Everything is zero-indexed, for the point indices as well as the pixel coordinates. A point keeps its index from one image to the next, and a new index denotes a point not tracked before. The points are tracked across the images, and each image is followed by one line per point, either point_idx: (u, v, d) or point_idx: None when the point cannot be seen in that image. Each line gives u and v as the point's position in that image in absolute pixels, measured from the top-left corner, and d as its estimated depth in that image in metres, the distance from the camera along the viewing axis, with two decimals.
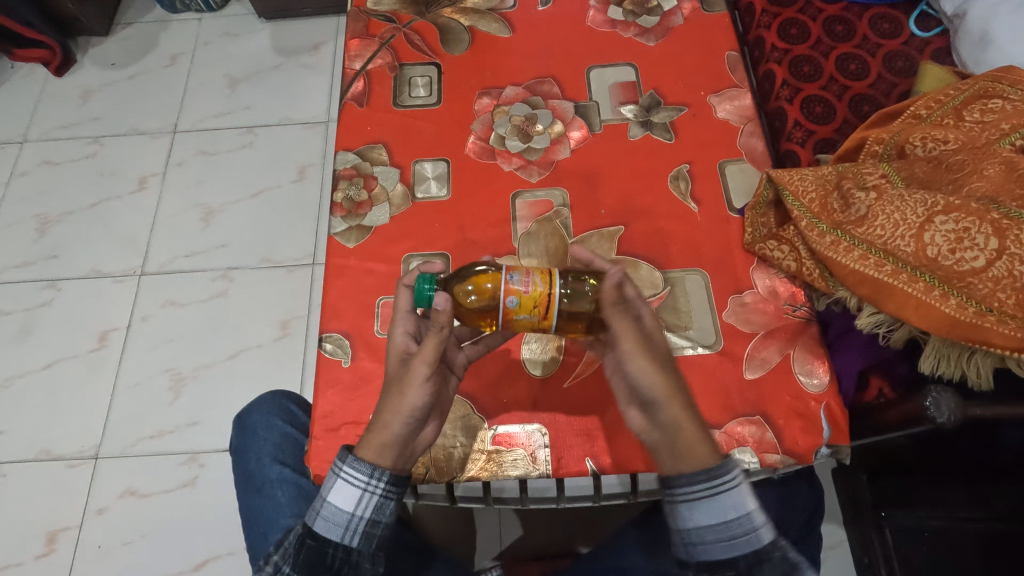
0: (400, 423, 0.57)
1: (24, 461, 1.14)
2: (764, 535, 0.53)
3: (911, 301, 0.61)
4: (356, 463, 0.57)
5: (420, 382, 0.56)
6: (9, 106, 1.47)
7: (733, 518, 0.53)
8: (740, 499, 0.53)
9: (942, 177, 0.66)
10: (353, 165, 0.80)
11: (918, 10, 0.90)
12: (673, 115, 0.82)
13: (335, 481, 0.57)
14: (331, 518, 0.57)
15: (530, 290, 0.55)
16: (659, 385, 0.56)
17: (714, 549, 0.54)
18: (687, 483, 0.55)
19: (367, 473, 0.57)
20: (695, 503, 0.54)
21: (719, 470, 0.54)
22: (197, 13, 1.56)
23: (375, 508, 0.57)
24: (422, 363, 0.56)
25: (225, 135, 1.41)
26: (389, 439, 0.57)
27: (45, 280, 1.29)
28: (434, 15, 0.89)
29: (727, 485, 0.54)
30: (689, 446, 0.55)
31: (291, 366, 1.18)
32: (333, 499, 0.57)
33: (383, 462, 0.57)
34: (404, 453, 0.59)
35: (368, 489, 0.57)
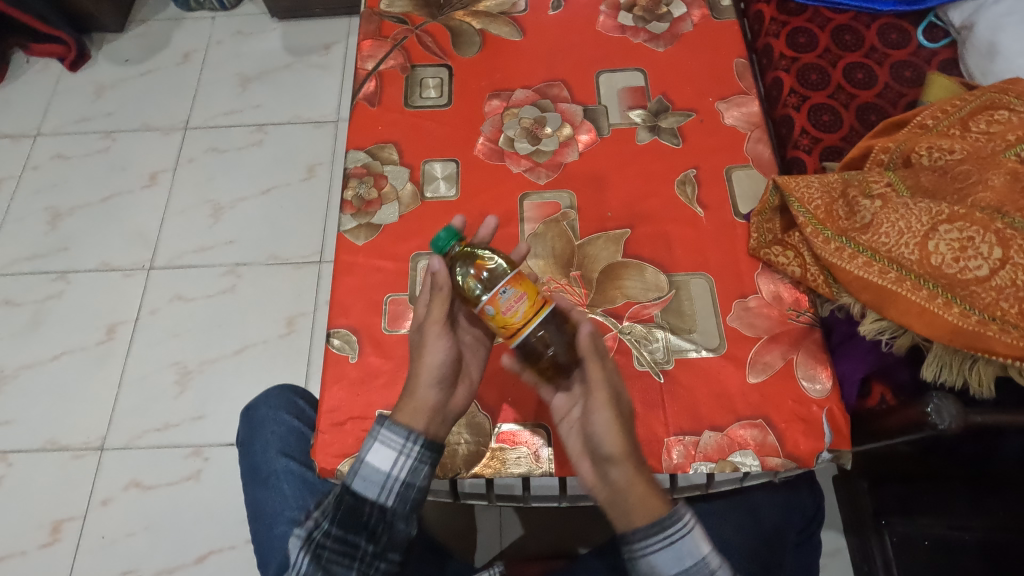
0: (428, 387, 0.60)
1: (30, 451, 1.15)
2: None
3: (914, 308, 0.62)
4: (392, 426, 0.59)
5: (434, 340, 0.60)
6: (24, 100, 1.49)
7: (690, 565, 0.53)
8: (695, 545, 0.53)
9: (948, 186, 0.66)
10: (363, 163, 0.81)
11: (926, 21, 0.90)
12: (680, 121, 0.82)
13: (373, 442, 0.59)
14: (369, 477, 0.58)
15: (509, 312, 0.56)
16: (619, 440, 0.56)
17: None
18: (641, 537, 0.53)
19: (403, 436, 0.58)
20: (653, 555, 0.53)
21: (671, 521, 0.53)
22: (211, 12, 1.58)
23: (409, 470, 0.59)
24: (434, 325, 0.61)
25: (236, 133, 1.43)
26: (422, 406, 0.59)
27: (55, 272, 1.30)
28: (446, 18, 0.90)
29: (681, 533, 0.53)
30: (641, 501, 0.54)
31: (297, 362, 1.19)
32: (370, 459, 0.58)
33: (419, 425, 0.59)
34: (438, 419, 0.60)
35: (403, 451, 0.58)
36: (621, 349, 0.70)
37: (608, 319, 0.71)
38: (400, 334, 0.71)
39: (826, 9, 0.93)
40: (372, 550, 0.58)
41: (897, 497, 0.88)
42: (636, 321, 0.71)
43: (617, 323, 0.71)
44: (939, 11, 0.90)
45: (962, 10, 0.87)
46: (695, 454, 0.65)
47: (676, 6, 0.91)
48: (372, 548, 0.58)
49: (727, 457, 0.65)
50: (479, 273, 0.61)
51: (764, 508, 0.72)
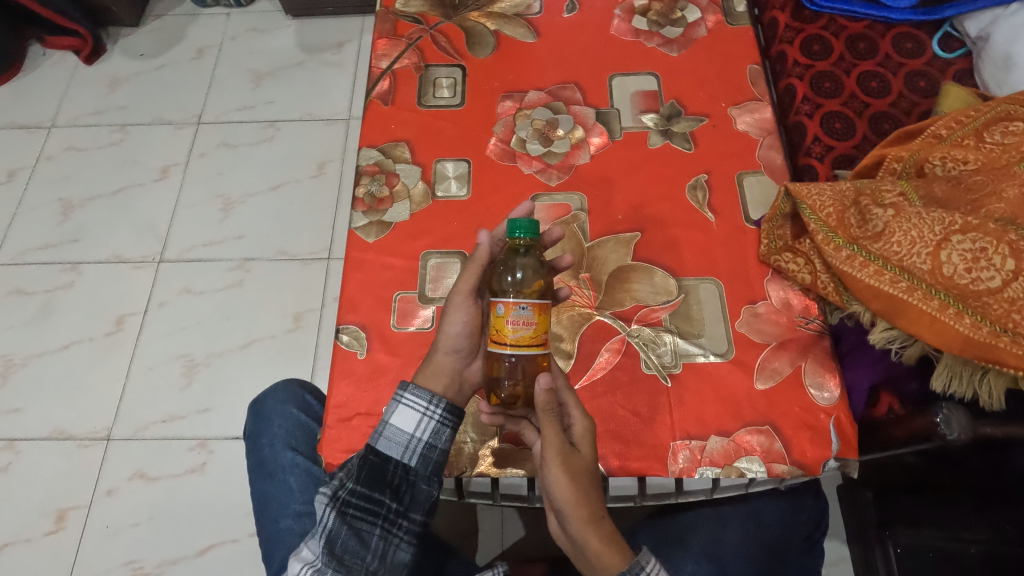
0: (445, 355, 0.65)
1: (37, 440, 1.16)
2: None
3: (925, 318, 0.62)
4: (417, 390, 0.63)
5: (460, 311, 0.64)
6: (39, 91, 1.50)
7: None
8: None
9: (962, 196, 0.66)
10: (376, 161, 0.82)
11: (941, 31, 0.90)
12: (692, 126, 0.83)
13: (397, 406, 0.63)
14: (394, 437, 0.62)
15: (511, 325, 0.55)
16: (570, 494, 0.56)
17: None
18: None
19: (427, 399, 0.63)
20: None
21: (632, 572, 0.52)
22: (226, 8, 1.59)
23: (432, 432, 0.63)
24: (459, 294, 0.64)
25: (248, 128, 1.44)
26: (440, 369, 0.65)
27: (66, 262, 1.31)
28: (461, 18, 0.91)
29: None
30: (600, 557, 0.55)
31: (303, 358, 1.20)
32: (395, 421, 0.62)
33: (439, 390, 0.64)
34: (455, 386, 0.65)
35: (427, 413, 0.63)
36: (629, 352, 0.70)
37: (616, 322, 0.71)
38: (409, 331, 0.72)
39: (842, 17, 0.93)
40: (397, 508, 0.61)
41: (904, 509, 0.87)
42: (645, 324, 0.71)
43: (624, 326, 0.71)
44: (954, 21, 0.90)
45: (978, 20, 0.87)
46: (700, 459, 0.65)
47: (690, 10, 0.91)
48: (396, 506, 0.61)
49: (733, 462, 0.65)
50: (515, 275, 0.63)
51: (768, 515, 0.72)
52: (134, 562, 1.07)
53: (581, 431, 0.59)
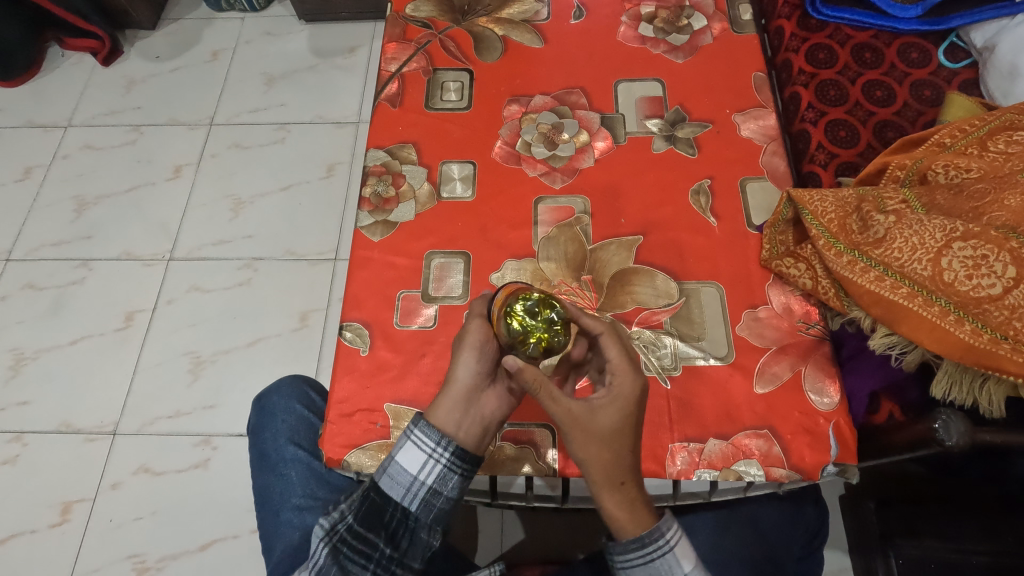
0: (468, 368, 0.60)
1: (44, 432, 1.18)
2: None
3: (924, 324, 0.62)
4: (427, 428, 0.60)
5: (478, 329, 0.61)
6: (58, 91, 1.53)
7: None
8: (677, 563, 0.55)
9: (964, 204, 0.66)
10: (382, 162, 0.83)
11: (948, 41, 0.91)
12: (696, 131, 0.83)
13: (405, 443, 0.61)
14: (396, 477, 0.60)
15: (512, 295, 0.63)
16: (585, 457, 0.55)
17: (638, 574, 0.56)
18: (621, 551, 0.56)
19: (435, 440, 0.60)
20: (632, 568, 0.56)
21: (650, 538, 0.55)
22: (241, 12, 1.62)
23: (437, 477, 0.60)
24: (475, 317, 0.62)
25: (259, 130, 1.46)
26: (455, 393, 0.60)
27: (79, 259, 1.34)
28: (470, 24, 0.92)
29: (661, 551, 0.55)
30: (614, 519, 0.56)
31: (308, 357, 1.21)
32: (400, 459, 0.60)
33: (451, 429, 0.60)
34: (469, 411, 0.61)
35: (433, 456, 0.60)
36: None
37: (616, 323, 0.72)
38: (411, 329, 0.72)
39: (847, 26, 0.94)
40: (392, 553, 0.60)
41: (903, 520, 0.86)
42: (645, 327, 0.71)
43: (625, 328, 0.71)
44: (960, 32, 0.90)
45: (984, 31, 0.87)
46: (699, 461, 0.65)
47: (696, 19, 0.92)
48: (392, 551, 0.60)
49: (731, 465, 0.65)
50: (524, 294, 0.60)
51: (766, 519, 0.72)
52: (136, 556, 1.08)
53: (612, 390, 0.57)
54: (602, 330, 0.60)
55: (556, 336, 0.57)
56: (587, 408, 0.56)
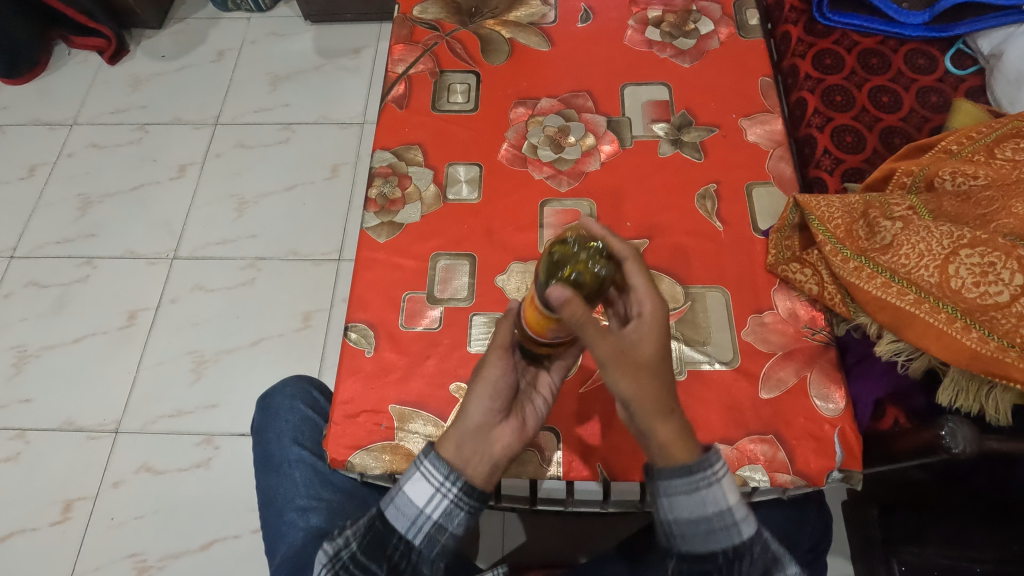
0: (480, 405, 0.59)
1: (46, 430, 1.18)
2: (744, 529, 0.53)
3: (931, 331, 0.62)
4: (436, 460, 0.57)
5: (497, 361, 0.60)
6: (63, 89, 1.54)
7: (712, 513, 0.53)
8: (721, 495, 0.53)
9: (971, 212, 0.66)
10: (389, 163, 0.83)
11: (955, 48, 0.91)
12: (703, 136, 0.83)
13: (413, 472, 0.57)
14: (402, 508, 0.57)
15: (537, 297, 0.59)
16: (632, 393, 0.53)
17: (681, 506, 0.54)
18: (665, 479, 0.54)
19: (444, 474, 0.57)
20: (675, 498, 0.54)
21: (698, 468, 0.53)
22: (247, 13, 1.62)
23: (444, 512, 0.57)
24: (498, 347, 0.60)
25: (264, 130, 1.46)
26: (464, 426, 0.59)
27: (83, 257, 1.34)
28: (477, 26, 0.92)
29: (708, 481, 0.53)
30: (664, 450, 0.54)
31: (311, 357, 1.21)
32: (408, 489, 0.57)
33: (459, 465, 0.58)
34: (479, 447, 0.59)
35: (441, 490, 0.57)
36: None
37: None
38: (416, 331, 0.72)
39: (855, 32, 0.94)
40: None
41: (907, 527, 0.86)
42: None
43: None
44: (967, 38, 0.90)
45: (991, 38, 0.87)
46: None
47: (703, 23, 0.92)
48: None
49: (736, 470, 0.65)
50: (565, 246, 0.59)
51: (771, 526, 0.72)
52: (136, 555, 1.08)
53: (647, 312, 0.56)
54: (630, 254, 0.58)
55: (595, 263, 0.56)
56: (629, 340, 0.54)
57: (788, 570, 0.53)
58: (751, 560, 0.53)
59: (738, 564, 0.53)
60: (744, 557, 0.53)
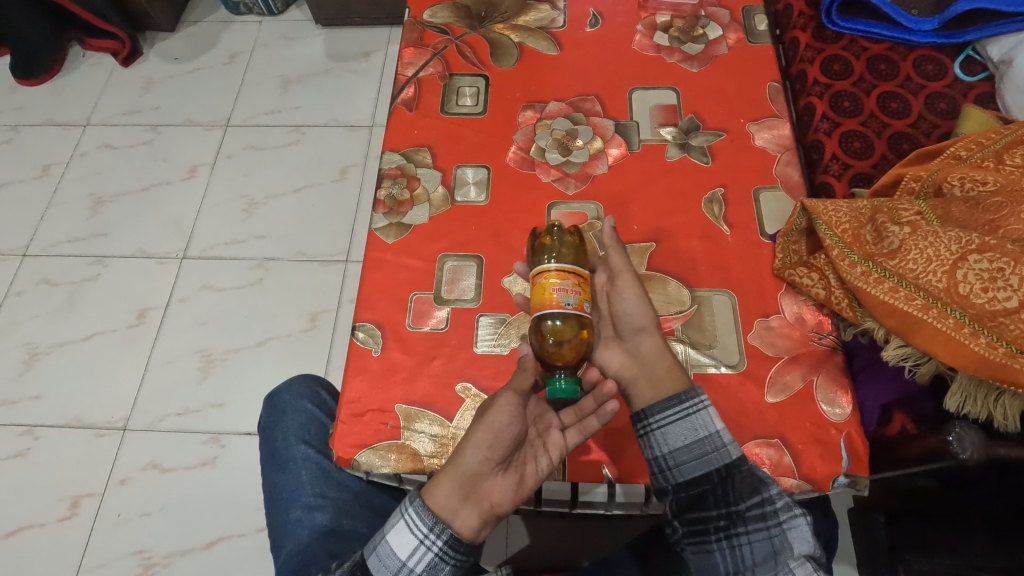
0: (476, 451, 0.58)
1: (56, 426, 1.19)
2: (733, 451, 0.60)
3: (939, 337, 0.62)
4: (420, 509, 0.56)
5: (505, 405, 0.59)
6: (77, 91, 1.56)
7: (703, 436, 0.60)
8: (709, 419, 0.61)
9: (980, 218, 0.66)
10: (398, 165, 0.83)
11: (964, 55, 0.91)
12: (710, 140, 0.83)
13: (397, 521, 0.56)
14: (384, 559, 0.56)
15: (558, 290, 0.59)
16: (647, 315, 0.67)
17: (676, 432, 0.61)
18: (663, 408, 0.62)
19: (428, 525, 0.56)
20: (668, 426, 0.62)
21: (688, 396, 0.62)
22: (259, 16, 1.64)
23: (428, 565, 0.56)
24: (507, 392, 0.59)
25: (274, 132, 1.47)
26: (455, 471, 0.57)
27: (93, 255, 1.35)
28: (486, 30, 0.93)
29: (696, 407, 0.61)
30: (667, 371, 0.64)
31: (317, 357, 1.22)
32: (391, 538, 0.56)
33: (446, 514, 0.56)
34: (471, 495, 0.57)
35: (424, 542, 0.56)
36: None
37: None
38: (423, 331, 0.73)
39: (863, 38, 0.94)
40: None
41: (914, 535, 0.85)
42: None
43: None
44: (977, 45, 0.90)
45: (1001, 44, 0.87)
46: None
47: (712, 28, 0.92)
48: None
49: None
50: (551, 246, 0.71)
51: None
52: (142, 552, 1.09)
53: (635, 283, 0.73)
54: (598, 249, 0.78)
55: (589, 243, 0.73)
56: None
57: (773, 490, 0.58)
58: (741, 480, 0.58)
59: (730, 484, 0.59)
60: (734, 477, 0.59)
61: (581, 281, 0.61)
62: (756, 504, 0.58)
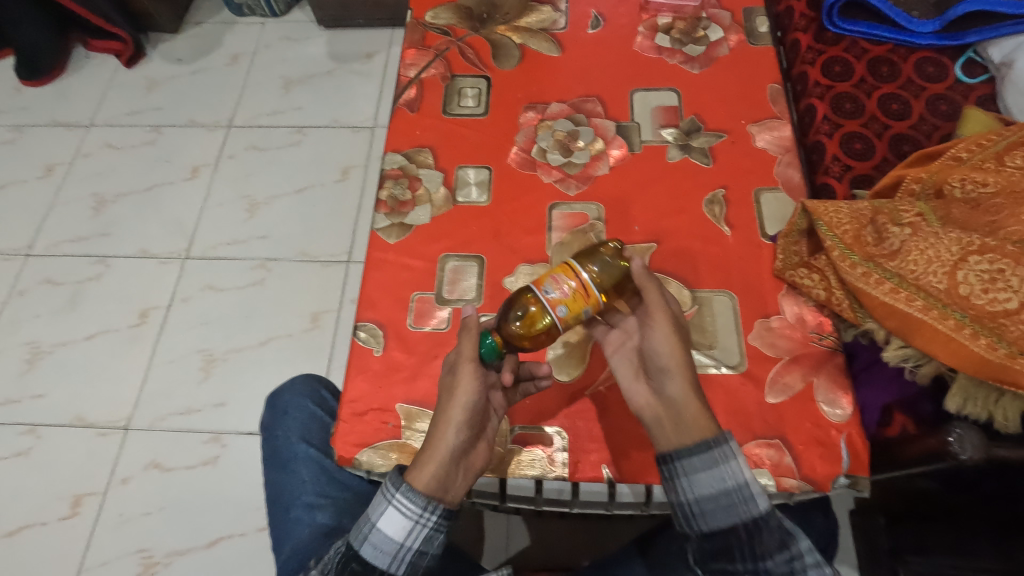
0: (456, 429, 0.58)
1: (58, 426, 1.19)
2: (762, 503, 0.54)
3: (939, 337, 0.62)
4: (411, 493, 0.56)
5: (469, 379, 0.59)
6: (80, 91, 1.57)
7: (730, 487, 0.55)
8: (738, 469, 0.55)
9: (980, 219, 0.66)
10: (400, 166, 0.84)
11: (965, 56, 0.91)
12: (711, 141, 0.84)
13: (386, 507, 0.56)
14: (380, 546, 0.55)
15: (555, 280, 0.58)
16: (675, 356, 0.59)
17: (701, 481, 0.56)
18: (687, 456, 0.57)
19: (422, 506, 0.56)
20: (694, 474, 0.56)
21: (717, 444, 0.56)
22: (262, 17, 1.65)
23: (424, 539, 0.56)
24: (467, 363, 0.59)
25: (276, 133, 1.48)
26: (441, 455, 0.57)
27: (96, 255, 1.36)
28: (488, 32, 0.94)
29: (725, 456, 0.56)
30: (694, 417, 0.58)
31: (319, 357, 1.22)
32: (383, 526, 0.55)
33: (440, 492, 0.57)
34: (457, 470, 0.59)
35: (420, 521, 0.56)
36: None
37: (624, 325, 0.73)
38: (424, 331, 0.73)
39: (863, 40, 0.94)
40: None
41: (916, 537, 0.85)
42: None
43: None
44: (978, 47, 0.91)
45: (1002, 46, 0.87)
46: None
47: (713, 30, 0.92)
48: None
49: None
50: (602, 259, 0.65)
51: None
52: (144, 551, 1.09)
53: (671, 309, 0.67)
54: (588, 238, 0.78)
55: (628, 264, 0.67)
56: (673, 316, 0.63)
57: (801, 543, 0.53)
58: (769, 535, 0.53)
59: (757, 540, 0.53)
60: (762, 532, 0.53)
61: (581, 288, 0.57)
62: (784, 559, 0.53)
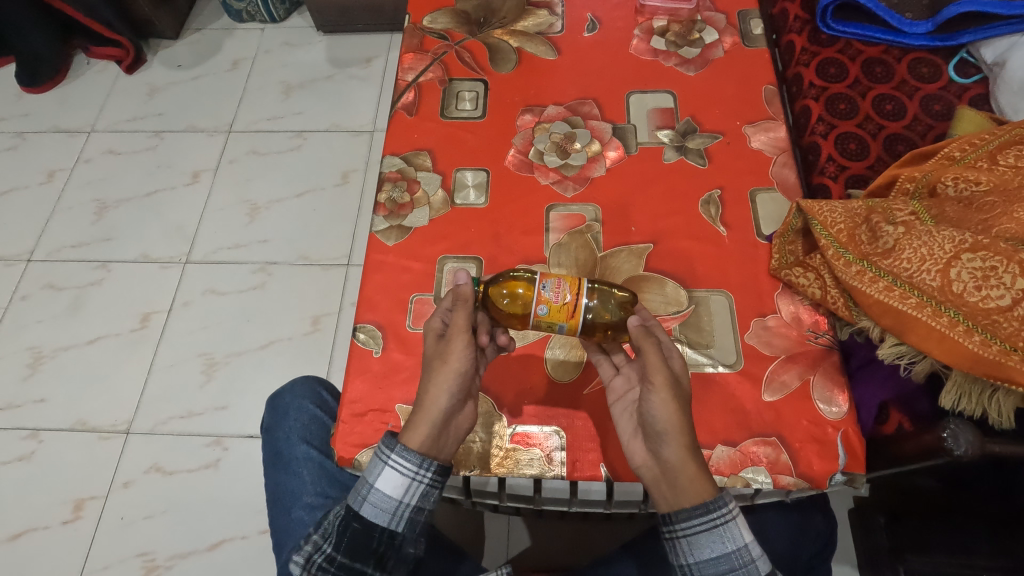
0: (447, 394, 0.59)
1: (60, 430, 1.20)
2: (762, 566, 0.53)
3: (934, 334, 0.62)
4: (405, 453, 0.57)
5: (461, 348, 0.60)
6: (81, 98, 1.58)
7: (731, 550, 0.53)
8: (738, 533, 0.53)
9: (973, 217, 0.67)
10: (398, 168, 0.85)
11: (958, 57, 0.92)
12: (707, 143, 0.84)
13: (383, 468, 0.57)
14: (379, 505, 0.56)
15: (557, 284, 0.59)
16: (675, 422, 0.56)
17: (701, 544, 0.54)
18: (685, 518, 0.55)
19: (416, 464, 0.57)
20: (694, 536, 0.55)
21: (716, 505, 0.54)
22: (261, 23, 1.66)
23: (421, 495, 0.57)
24: (459, 334, 0.60)
25: (276, 138, 1.49)
26: (433, 415, 0.58)
27: (98, 260, 1.37)
28: (485, 35, 0.95)
29: (725, 519, 0.54)
30: (690, 481, 0.55)
31: (319, 359, 1.23)
32: (380, 486, 0.56)
33: (433, 450, 0.59)
34: (444, 433, 0.60)
35: (416, 478, 0.57)
36: None
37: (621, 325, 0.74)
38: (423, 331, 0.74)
39: (857, 41, 0.95)
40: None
41: (915, 535, 0.86)
42: None
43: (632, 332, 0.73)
44: (971, 48, 0.91)
45: (995, 47, 0.88)
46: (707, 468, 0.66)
47: (708, 32, 0.93)
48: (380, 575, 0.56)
49: (739, 471, 0.65)
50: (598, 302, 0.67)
51: (773, 524, 0.73)
52: (146, 555, 1.09)
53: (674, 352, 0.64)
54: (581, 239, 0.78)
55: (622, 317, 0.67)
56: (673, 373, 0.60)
57: None
58: None
59: None
60: None
61: (570, 303, 0.59)
62: None
